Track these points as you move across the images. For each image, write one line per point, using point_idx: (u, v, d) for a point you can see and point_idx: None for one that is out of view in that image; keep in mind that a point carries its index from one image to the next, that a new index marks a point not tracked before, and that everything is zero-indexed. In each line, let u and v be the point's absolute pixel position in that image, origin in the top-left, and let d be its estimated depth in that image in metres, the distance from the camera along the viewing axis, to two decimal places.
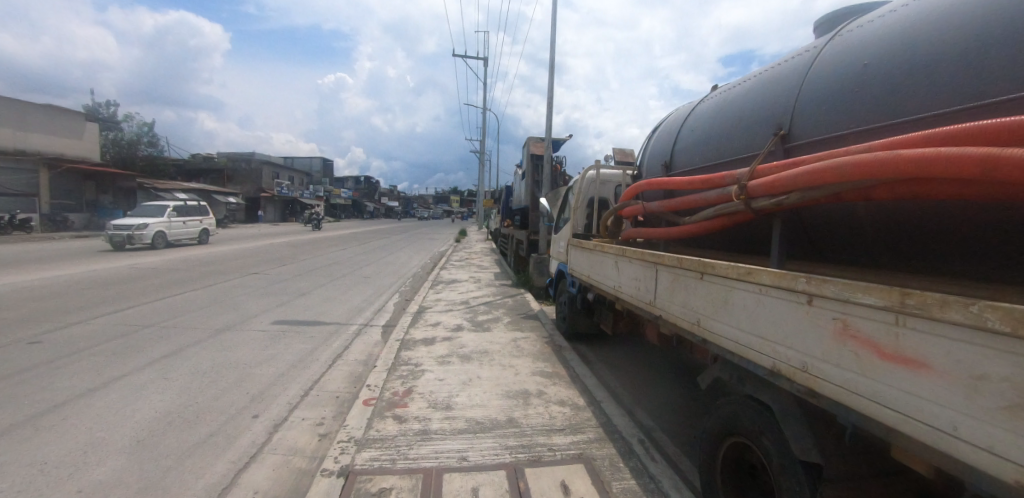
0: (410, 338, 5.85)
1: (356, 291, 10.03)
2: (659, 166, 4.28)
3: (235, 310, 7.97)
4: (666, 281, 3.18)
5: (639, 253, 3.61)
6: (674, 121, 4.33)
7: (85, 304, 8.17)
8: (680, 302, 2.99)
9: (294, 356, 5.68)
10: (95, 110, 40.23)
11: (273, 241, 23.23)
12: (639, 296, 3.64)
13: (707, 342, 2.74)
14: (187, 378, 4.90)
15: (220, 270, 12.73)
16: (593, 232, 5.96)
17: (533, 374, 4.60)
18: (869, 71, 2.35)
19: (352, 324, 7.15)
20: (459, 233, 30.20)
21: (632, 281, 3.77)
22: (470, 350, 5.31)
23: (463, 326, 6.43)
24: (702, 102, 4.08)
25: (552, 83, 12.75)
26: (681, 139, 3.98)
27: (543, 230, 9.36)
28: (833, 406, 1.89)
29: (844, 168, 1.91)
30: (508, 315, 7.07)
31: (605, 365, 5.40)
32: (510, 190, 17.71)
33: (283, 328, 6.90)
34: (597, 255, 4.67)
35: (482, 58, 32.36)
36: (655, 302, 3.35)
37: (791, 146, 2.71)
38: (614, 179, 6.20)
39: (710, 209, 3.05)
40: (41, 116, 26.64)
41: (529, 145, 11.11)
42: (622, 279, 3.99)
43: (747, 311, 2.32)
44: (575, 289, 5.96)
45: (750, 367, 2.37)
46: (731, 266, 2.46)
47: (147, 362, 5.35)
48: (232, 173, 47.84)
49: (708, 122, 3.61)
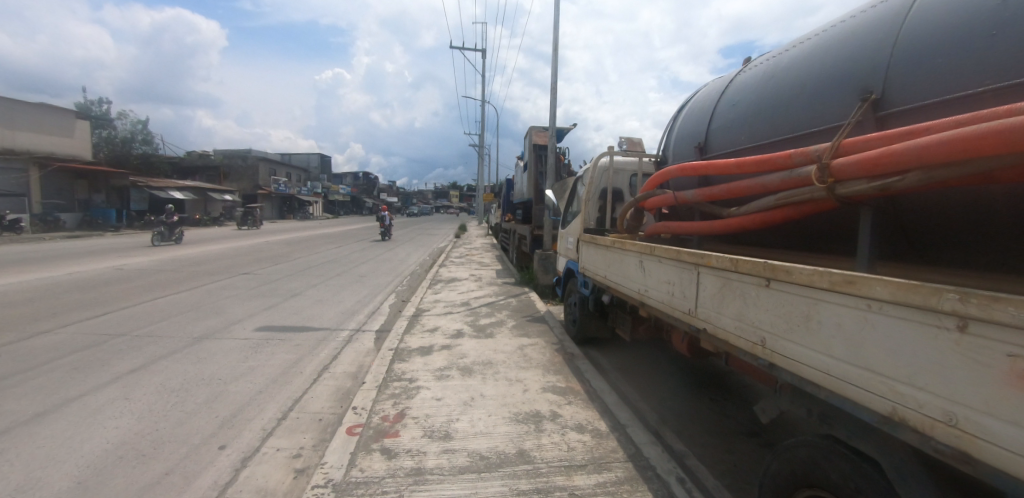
0: (405, 347, 5.26)
1: (350, 291, 9.44)
2: (690, 149, 3.67)
3: (217, 315, 7.36)
4: (712, 288, 2.58)
5: (672, 252, 3.01)
6: (707, 97, 3.69)
7: (57, 311, 7.56)
8: (732, 315, 2.39)
9: (275, 369, 5.09)
10: (86, 107, 39.51)
11: (268, 239, 22.62)
12: (672, 303, 3.05)
13: (775, 368, 2.15)
14: (151, 399, 4.31)
15: (209, 271, 12.12)
16: (607, 227, 5.34)
17: (545, 391, 4.01)
18: (1013, 6, 1.71)
19: (343, 331, 6.56)
20: (460, 228, 29.63)
21: (663, 284, 3.17)
22: (472, 361, 4.72)
23: (464, 331, 5.84)
24: (743, 73, 3.44)
25: (555, 70, 12.06)
26: (720, 116, 3.36)
27: (548, 224, 8.74)
28: (1000, 479, 1.28)
29: (1015, 132, 1.29)
30: (513, 318, 6.47)
31: (622, 375, 4.82)
32: (511, 184, 17.05)
33: (266, 335, 6.30)
34: (616, 254, 4.08)
35: (480, 50, 31.57)
36: (696, 312, 2.75)
37: (886, 114, 2.07)
38: (629, 167, 5.60)
39: (770, 197, 2.44)
40: (30, 114, 25.94)
41: (531, 134, 10.45)
42: (648, 282, 3.40)
43: (845, 333, 1.72)
44: (587, 290, 5.36)
45: (845, 406, 1.78)
46: (815, 272, 1.86)
47: (110, 379, 4.76)
48: (228, 170, 47.20)
49: (758, 93, 2.99)
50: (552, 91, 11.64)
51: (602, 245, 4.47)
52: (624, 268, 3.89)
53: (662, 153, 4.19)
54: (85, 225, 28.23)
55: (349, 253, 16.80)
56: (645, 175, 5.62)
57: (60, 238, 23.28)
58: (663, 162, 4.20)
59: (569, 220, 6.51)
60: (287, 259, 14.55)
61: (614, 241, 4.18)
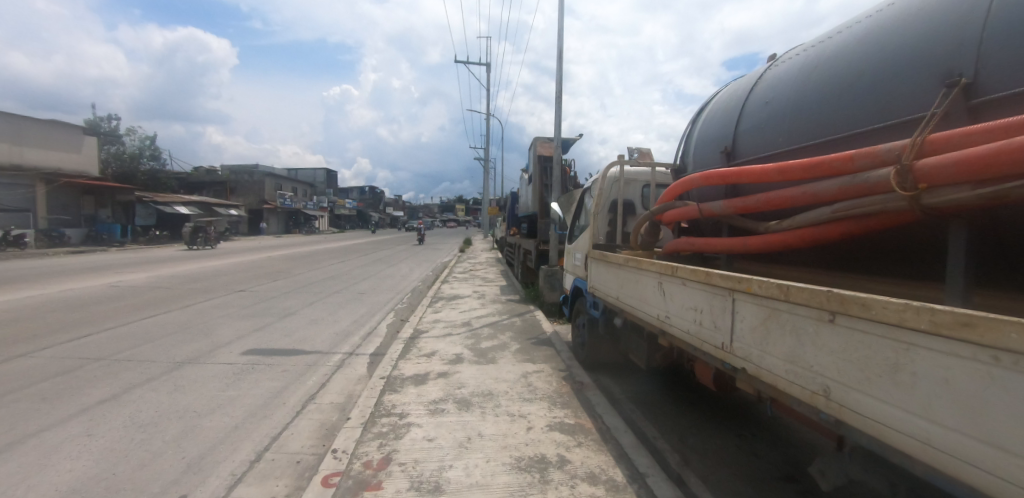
0: (399, 375, 4.81)
1: (348, 310, 9.04)
2: (714, 155, 3.27)
3: (204, 337, 6.96)
4: (755, 318, 2.14)
5: (700, 275, 2.57)
6: (732, 97, 3.29)
7: (39, 332, 7.20)
8: (785, 354, 1.96)
9: (256, 399, 4.65)
10: (96, 124, 40.01)
11: (270, 253, 22.39)
12: (700, 334, 2.61)
13: (846, 426, 1.70)
14: (115, 435, 3.89)
15: (205, 288, 11.77)
16: (619, 242, 4.90)
17: (551, 430, 3.55)
18: None
19: (335, 355, 6.13)
20: (464, 242, 29.28)
21: (688, 312, 2.73)
22: (470, 392, 4.26)
23: (464, 356, 5.39)
24: (774, 68, 3.04)
25: (560, 81, 11.78)
26: (751, 116, 2.98)
27: (554, 238, 8.31)
28: None
29: None
30: (517, 341, 6.01)
31: (639, 407, 4.34)
32: (515, 198, 16.67)
33: (253, 360, 5.88)
34: (630, 274, 3.66)
35: (483, 64, 31.66)
36: (732, 347, 2.31)
37: (980, 102, 1.65)
38: (641, 177, 5.19)
39: (827, 209, 2.02)
40: (38, 130, 26.15)
41: (536, 146, 10.09)
42: (670, 306, 2.97)
43: (954, 392, 1.26)
44: (597, 312, 4.92)
45: (957, 491, 1.31)
46: (902, 307, 1.42)
47: (75, 411, 4.35)
48: (235, 185, 47.42)
49: (799, 89, 2.62)
50: (557, 103, 11.35)
51: (614, 262, 4.05)
52: (640, 289, 3.46)
53: (681, 162, 3.78)
54: (90, 241, 28.24)
55: (351, 268, 16.45)
56: (659, 185, 5.22)
57: (64, 253, 23.21)
58: (681, 172, 3.80)
59: (576, 235, 6.11)
60: (286, 275, 14.20)
61: (627, 258, 3.75)
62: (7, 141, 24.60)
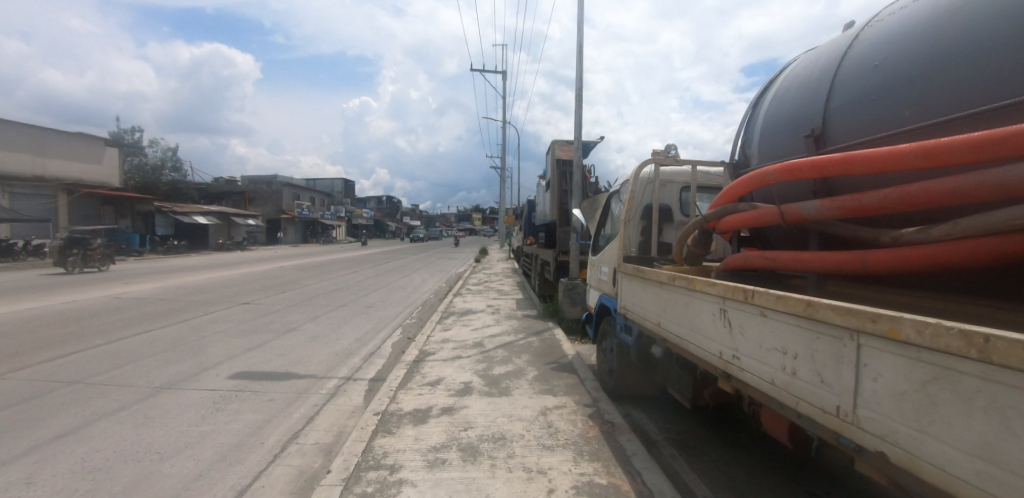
0: (396, 409, 4.12)
1: (352, 325, 8.42)
2: (794, 142, 2.50)
3: (193, 357, 6.41)
4: (905, 377, 1.36)
5: (793, 304, 1.80)
6: (811, 68, 2.52)
7: (25, 348, 6.79)
8: (972, 447, 1.16)
9: (231, 438, 4.01)
10: (120, 137, 40.93)
11: (282, 264, 22.13)
12: (795, 388, 1.83)
13: None
14: (56, 484, 3.27)
15: (210, 300, 11.35)
16: (655, 255, 4.15)
17: (578, 494, 2.78)
18: None
19: (330, 380, 5.47)
20: (480, 252, 28.71)
21: (772, 354, 1.97)
22: (478, 436, 3.53)
23: (473, 385, 4.68)
24: (874, 24, 2.26)
25: (580, 81, 11.06)
26: (848, 86, 2.20)
27: (574, 249, 7.56)
28: None
29: None
30: (534, 366, 5.26)
31: (684, 456, 3.53)
32: (532, 205, 15.90)
33: (238, 386, 5.27)
34: (676, 295, 2.91)
35: (499, 72, 31.19)
36: (857, 416, 1.54)
37: None
38: (679, 178, 4.45)
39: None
40: (62, 143, 26.68)
41: (553, 149, 9.35)
42: (741, 344, 2.20)
43: None
44: (628, 337, 4.15)
45: None
46: None
47: (23, 451, 3.77)
48: (253, 195, 47.84)
49: (936, 43, 1.84)
50: (577, 104, 10.64)
51: (653, 279, 3.30)
52: (692, 315, 2.70)
53: (740, 155, 3.01)
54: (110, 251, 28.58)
55: (362, 279, 15.95)
56: (701, 188, 4.45)
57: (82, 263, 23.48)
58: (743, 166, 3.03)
59: (601, 245, 5.38)
60: (268, 288, 12.35)
61: (671, 275, 3.00)
62: (31, 152, 25.09)
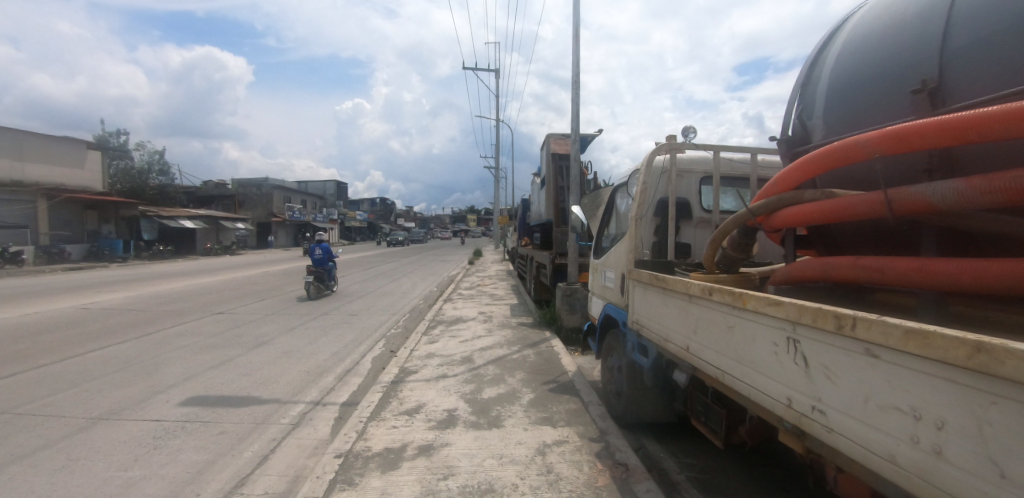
0: (363, 448, 3.39)
1: (330, 336, 7.69)
2: (883, 106, 1.87)
3: (145, 378, 5.65)
4: None
5: (944, 347, 1.10)
6: (907, 8, 1.90)
7: None
8: None
9: (161, 489, 3.26)
10: (104, 140, 39.85)
11: (269, 268, 21.31)
12: (940, 478, 1.16)
13: None
14: None
15: (182, 309, 10.55)
16: (673, 260, 3.47)
17: None
18: None
19: (295, 406, 4.73)
20: (474, 254, 27.94)
21: (893, 416, 1.30)
22: (461, 488, 2.82)
23: (458, 413, 3.97)
24: None
25: (578, 71, 10.36)
26: (981, 20, 1.57)
27: (573, 251, 6.87)
28: None
29: None
30: (529, 388, 4.57)
31: None
32: (527, 205, 15.17)
33: (188, 416, 4.53)
34: (714, 312, 2.26)
35: (493, 71, 30.62)
36: None
37: None
38: (698, 167, 3.77)
39: None
40: (40, 146, 25.67)
41: (548, 143, 8.63)
42: (830, 391, 1.55)
43: None
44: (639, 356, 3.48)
45: None
46: None
47: None
48: (243, 198, 46.84)
49: None
50: (574, 95, 9.94)
51: (677, 290, 2.64)
52: (742, 341, 2.05)
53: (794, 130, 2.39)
54: (92, 257, 27.63)
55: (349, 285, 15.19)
56: (723, 178, 3.77)
57: (61, 270, 22.54)
58: (799, 142, 2.39)
59: (604, 246, 4.72)
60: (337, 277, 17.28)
61: (704, 287, 2.35)
62: (8, 156, 24.16)
